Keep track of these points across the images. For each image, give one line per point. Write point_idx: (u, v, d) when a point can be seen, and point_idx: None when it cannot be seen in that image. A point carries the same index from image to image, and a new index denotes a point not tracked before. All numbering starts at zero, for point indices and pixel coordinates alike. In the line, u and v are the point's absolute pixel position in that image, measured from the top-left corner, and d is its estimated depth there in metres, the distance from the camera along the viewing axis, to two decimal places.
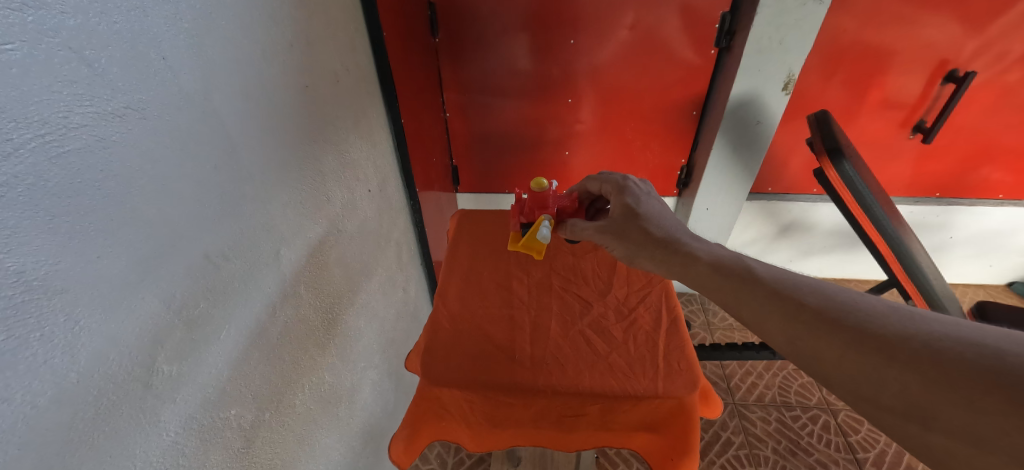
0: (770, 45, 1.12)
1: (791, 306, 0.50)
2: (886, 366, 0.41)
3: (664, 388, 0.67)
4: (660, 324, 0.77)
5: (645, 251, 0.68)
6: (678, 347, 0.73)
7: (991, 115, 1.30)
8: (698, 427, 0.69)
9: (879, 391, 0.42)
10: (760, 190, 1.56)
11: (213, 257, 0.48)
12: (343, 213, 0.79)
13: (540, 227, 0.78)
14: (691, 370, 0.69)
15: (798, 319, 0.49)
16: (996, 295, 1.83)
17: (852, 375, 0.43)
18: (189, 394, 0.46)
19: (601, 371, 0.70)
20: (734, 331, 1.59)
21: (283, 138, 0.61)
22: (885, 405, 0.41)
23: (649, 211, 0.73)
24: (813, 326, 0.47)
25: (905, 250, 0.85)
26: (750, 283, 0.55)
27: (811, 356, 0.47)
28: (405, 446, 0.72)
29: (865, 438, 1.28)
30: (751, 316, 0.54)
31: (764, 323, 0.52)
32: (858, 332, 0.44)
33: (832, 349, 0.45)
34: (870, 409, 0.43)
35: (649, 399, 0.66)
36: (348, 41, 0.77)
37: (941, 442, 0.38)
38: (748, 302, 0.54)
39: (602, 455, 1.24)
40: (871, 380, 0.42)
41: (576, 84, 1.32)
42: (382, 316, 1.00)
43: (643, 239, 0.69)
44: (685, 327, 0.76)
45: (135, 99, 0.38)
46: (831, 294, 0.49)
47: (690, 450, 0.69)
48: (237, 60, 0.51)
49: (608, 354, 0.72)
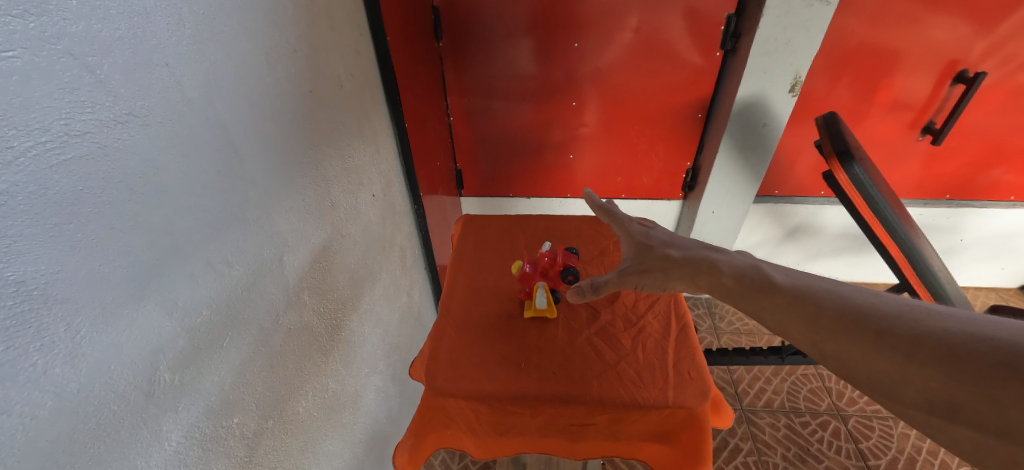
0: (776, 46, 1.10)
1: (809, 311, 0.49)
2: (903, 364, 0.40)
3: (674, 398, 0.66)
4: (669, 331, 0.76)
5: (661, 273, 0.68)
6: (687, 355, 0.72)
7: (1001, 116, 1.29)
8: (710, 436, 0.68)
9: (901, 389, 0.40)
10: (766, 193, 1.54)
11: (216, 264, 0.48)
12: (347, 218, 0.79)
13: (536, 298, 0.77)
14: (703, 380, 0.68)
15: (816, 323, 0.48)
16: (1008, 298, 1.78)
17: (874, 375, 0.42)
18: (191, 404, 0.46)
19: (609, 379, 0.68)
20: (741, 336, 1.57)
21: (287, 144, 0.60)
22: (908, 403, 0.40)
23: (660, 238, 0.73)
24: (831, 328, 0.46)
25: (918, 255, 0.82)
26: (769, 292, 0.54)
27: (834, 358, 0.46)
28: (409, 454, 0.71)
29: (876, 445, 1.25)
30: (773, 324, 0.53)
31: (786, 327, 0.51)
32: (876, 332, 0.43)
33: (852, 350, 0.44)
34: (895, 406, 0.41)
35: (659, 409, 0.65)
36: (352, 46, 0.77)
37: (966, 435, 0.36)
38: (768, 309, 0.54)
39: (609, 461, 1.22)
40: (893, 381, 0.41)
41: (580, 86, 1.31)
42: (385, 322, 0.99)
43: (665, 261, 0.69)
44: (695, 335, 0.75)
45: (137, 105, 0.38)
46: (850, 296, 0.48)
47: (701, 459, 0.67)
48: (241, 66, 0.51)
49: (616, 363, 0.71)
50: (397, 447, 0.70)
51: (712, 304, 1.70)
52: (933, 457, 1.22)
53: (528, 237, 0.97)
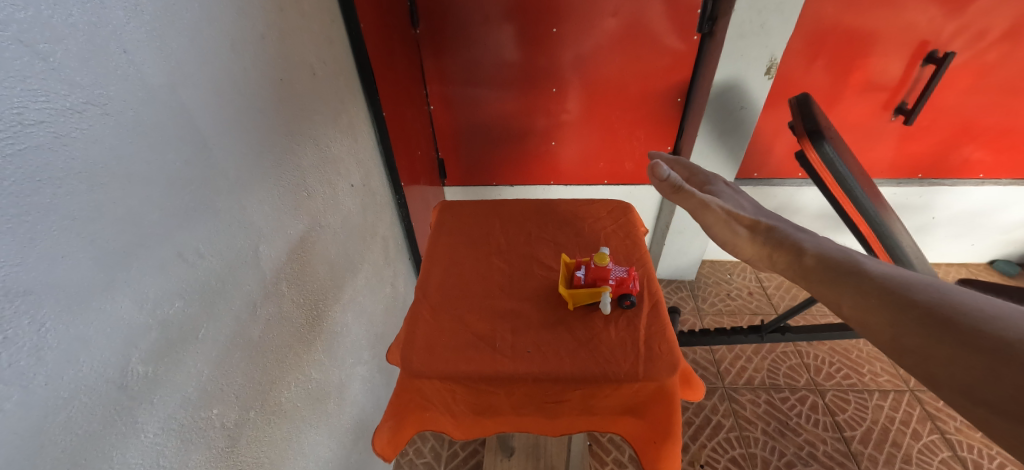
0: (751, 29, 1.11)
1: (898, 301, 0.41)
2: (1004, 365, 0.33)
3: (645, 371, 0.66)
4: (640, 307, 0.76)
5: (744, 228, 0.61)
6: (658, 330, 0.72)
7: (969, 95, 1.32)
8: (679, 407, 0.69)
9: (992, 391, 0.33)
10: (745, 176, 1.56)
11: (187, 256, 0.48)
12: (325, 209, 0.78)
13: (604, 295, 0.74)
14: (672, 353, 0.69)
15: (901, 313, 0.40)
16: (978, 273, 1.79)
17: (961, 375, 0.35)
18: (167, 395, 0.46)
19: (582, 356, 0.69)
20: (723, 317, 1.60)
21: (258, 133, 0.59)
22: (998, 408, 0.32)
23: (753, 210, 0.66)
24: (921, 320, 0.39)
25: (887, 232, 0.83)
26: (853, 275, 0.47)
27: (912, 354, 0.39)
28: (389, 437, 0.71)
29: (852, 417, 1.29)
30: (846, 311, 0.46)
31: (862, 316, 0.44)
32: (977, 331, 0.35)
33: (940, 347, 0.37)
34: (977, 411, 0.34)
35: (629, 383, 0.66)
36: (324, 33, 0.76)
37: None
38: (846, 291, 0.46)
39: (595, 443, 1.23)
40: (984, 378, 0.33)
41: (559, 72, 1.31)
42: (369, 312, 0.99)
43: (752, 227, 0.61)
44: (666, 311, 0.75)
45: (95, 94, 0.37)
46: (954, 291, 0.40)
47: (672, 430, 0.69)
48: (206, 54, 0.50)
49: (589, 340, 0.71)
50: (376, 429, 0.70)
51: (695, 287, 1.72)
52: (905, 427, 1.27)
53: (505, 221, 0.96)
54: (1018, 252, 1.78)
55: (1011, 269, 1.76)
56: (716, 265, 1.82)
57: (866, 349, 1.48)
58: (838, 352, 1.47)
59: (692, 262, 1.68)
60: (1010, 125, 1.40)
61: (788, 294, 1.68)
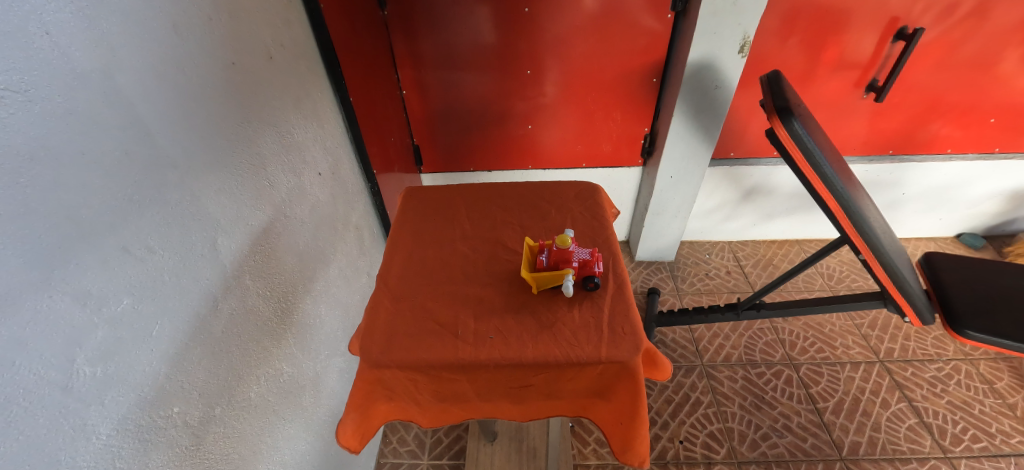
0: (725, 7, 1.10)
1: None
2: None
3: (608, 353, 0.66)
4: (604, 288, 0.75)
5: None
6: (622, 312, 0.71)
7: (937, 72, 1.34)
8: (644, 387, 0.69)
9: None
10: (722, 156, 1.57)
11: (135, 251, 0.45)
12: (290, 199, 0.76)
13: (566, 278, 0.72)
14: (634, 334, 0.68)
15: None
16: (946, 247, 1.84)
17: None
18: (119, 395, 0.44)
19: (545, 340, 0.68)
20: (702, 296, 1.63)
21: (210, 121, 0.57)
22: None
23: None
24: None
25: (854, 207, 0.85)
26: None
27: None
28: (355, 425, 0.69)
29: (824, 389, 1.33)
30: None
31: None
32: None
33: None
34: None
35: (592, 365, 0.65)
36: (280, 14, 0.73)
37: None
38: None
39: (577, 424, 1.25)
40: None
41: (534, 53, 1.29)
42: (343, 303, 0.98)
43: None
44: (631, 291, 0.74)
45: (17, 79, 0.34)
46: None
47: (639, 410, 0.69)
48: (145, 36, 0.47)
49: (552, 324, 0.70)
50: (342, 420, 0.69)
51: (674, 268, 1.74)
52: (876, 396, 1.31)
53: (470, 207, 0.94)
54: (984, 225, 1.83)
55: (976, 241, 1.80)
56: (695, 245, 1.84)
57: (839, 324, 1.52)
58: (812, 327, 1.51)
59: (671, 243, 1.70)
60: (978, 100, 1.42)
61: (765, 273, 1.71)
